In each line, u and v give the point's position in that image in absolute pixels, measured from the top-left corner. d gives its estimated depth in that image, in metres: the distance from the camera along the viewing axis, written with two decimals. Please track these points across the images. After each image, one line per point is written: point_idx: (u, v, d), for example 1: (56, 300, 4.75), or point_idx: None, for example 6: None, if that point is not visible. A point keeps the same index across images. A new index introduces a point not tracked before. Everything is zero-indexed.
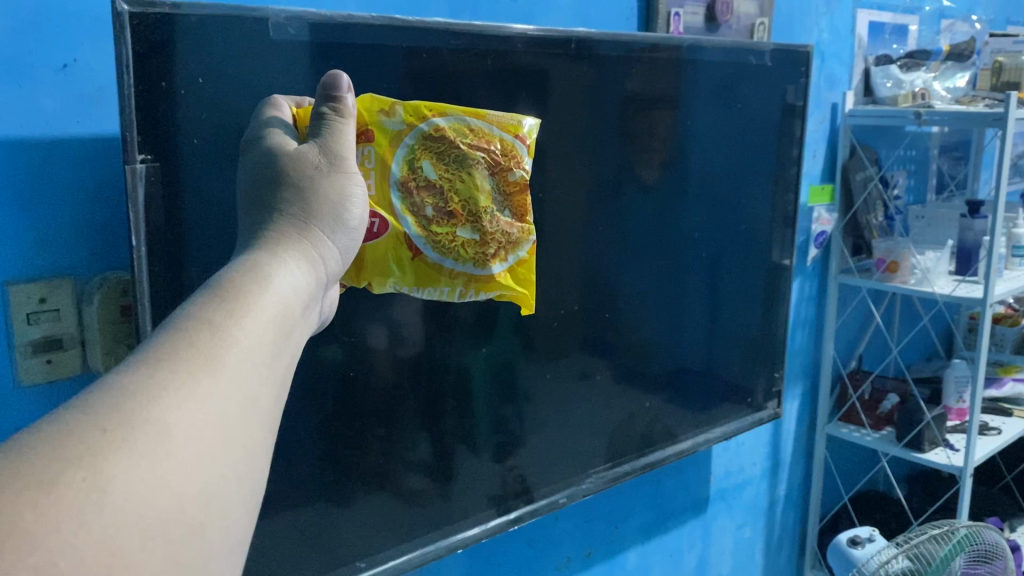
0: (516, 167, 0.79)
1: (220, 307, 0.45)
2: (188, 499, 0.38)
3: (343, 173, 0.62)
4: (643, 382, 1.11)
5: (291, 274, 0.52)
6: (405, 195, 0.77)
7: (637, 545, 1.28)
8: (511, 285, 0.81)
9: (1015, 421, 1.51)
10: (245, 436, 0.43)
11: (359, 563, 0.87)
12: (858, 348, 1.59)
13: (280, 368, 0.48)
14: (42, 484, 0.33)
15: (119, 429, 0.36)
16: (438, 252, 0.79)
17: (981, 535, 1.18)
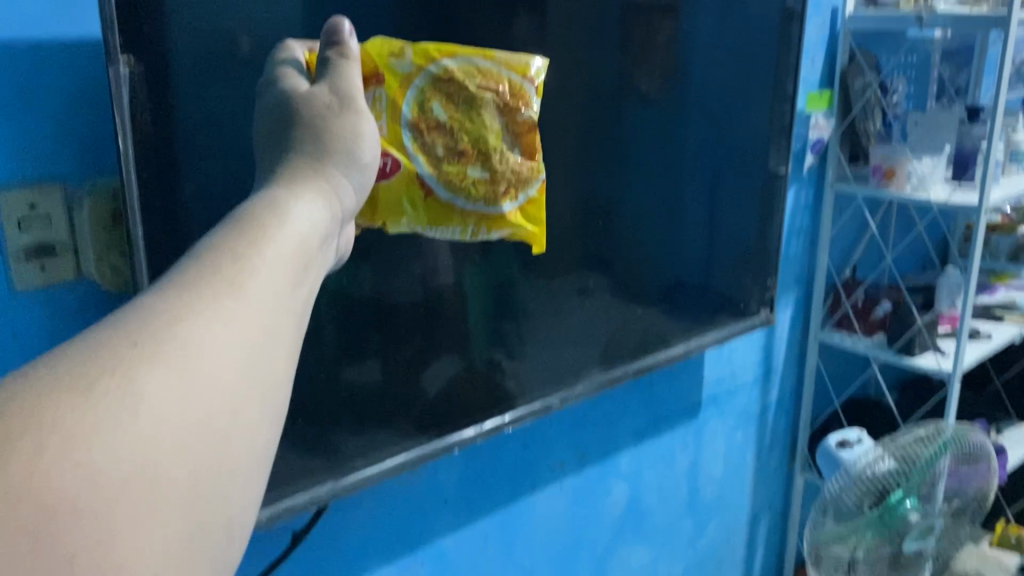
0: (525, 107, 0.78)
1: (241, 236, 0.46)
2: (217, 410, 0.39)
3: (354, 110, 0.62)
4: (640, 296, 1.12)
5: (309, 209, 0.52)
6: (417, 137, 0.76)
7: (630, 448, 1.31)
8: (522, 224, 0.79)
9: (1006, 326, 1.53)
10: (268, 355, 0.43)
11: (357, 462, 0.88)
12: (852, 257, 1.59)
13: (300, 301, 0.48)
14: (82, 388, 0.35)
15: (148, 344, 0.38)
16: (450, 190, 0.77)
17: (964, 436, 1.22)
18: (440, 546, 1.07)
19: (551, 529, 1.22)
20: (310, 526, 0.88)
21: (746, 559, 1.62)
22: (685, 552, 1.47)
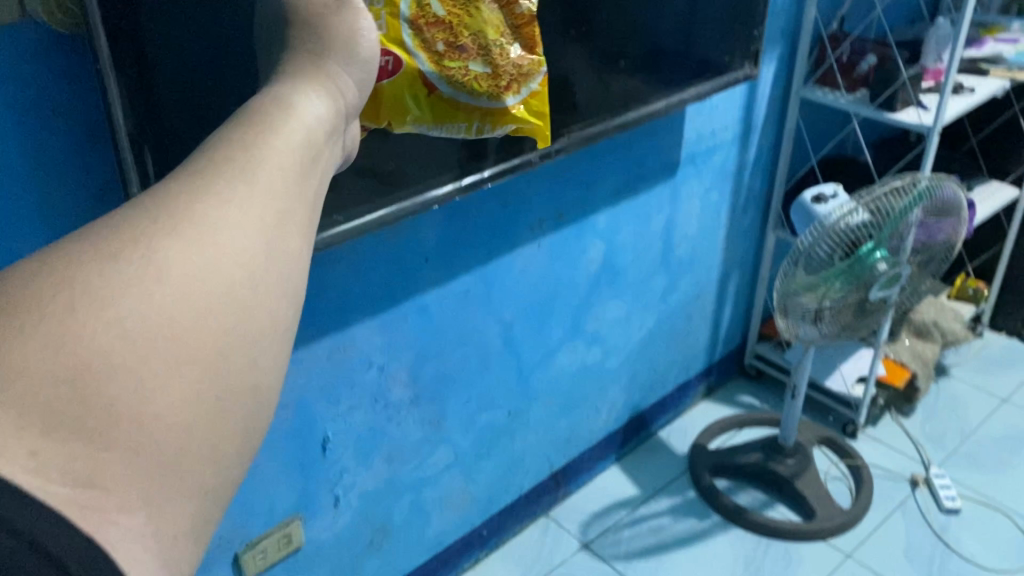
0: (521, 1, 0.80)
1: (243, 130, 0.45)
2: (238, 280, 0.39)
3: (350, 8, 0.61)
4: (622, 60, 1.08)
5: (314, 105, 0.51)
6: (418, 34, 0.77)
7: (607, 208, 1.32)
8: (522, 115, 0.84)
9: (991, 80, 1.51)
10: (283, 241, 0.42)
11: (336, 218, 0.88)
12: (842, 8, 1.53)
13: (309, 196, 0.46)
14: (105, 257, 0.35)
15: (168, 225, 0.38)
16: (451, 85, 0.80)
17: (939, 187, 1.24)
18: (423, 301, 1.10)
19: (528, 284, 1.25)
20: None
21: (714, 312, 1.71)
22: (658, 304, 1.53)
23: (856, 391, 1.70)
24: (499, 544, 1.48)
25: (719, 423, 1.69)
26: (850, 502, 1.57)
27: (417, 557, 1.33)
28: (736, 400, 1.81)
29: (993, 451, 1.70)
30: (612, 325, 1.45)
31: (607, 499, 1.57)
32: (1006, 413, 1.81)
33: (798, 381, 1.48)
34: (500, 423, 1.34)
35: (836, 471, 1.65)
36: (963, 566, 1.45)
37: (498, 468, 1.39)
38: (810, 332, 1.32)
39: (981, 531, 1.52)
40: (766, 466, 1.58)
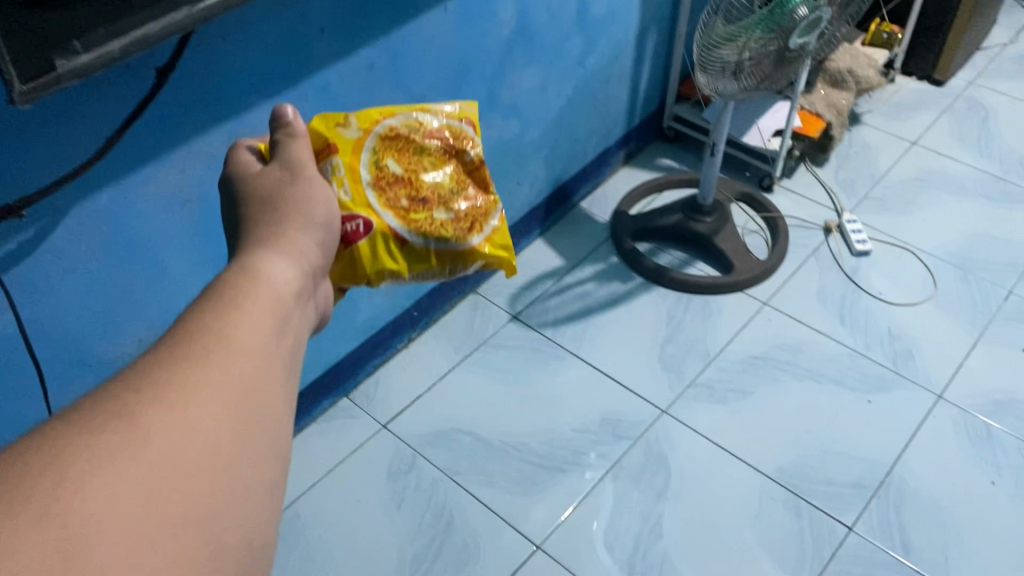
0: (469, 147, 0.76)
1: (216, 302, 0.47)
2: (221, 438, 0.40)
3: (304, 182, 0.63)
4: None
5: (285, 272, 0.53)
6: (380, 196, 0.71)
7: None
8: (495, 252, 0.75)
9: None
10: (263, 415, 0.44)
11: None
12: None
13: (285, 361, 0.48)
14: (92, 431, 0.37)
15: (154, 395, 0.40)
16: (422, 239, 0.71)
17: None
18: (325, 79, 1.02)
19: (436, 55, 1.16)
20: (175, 60, 0.82)
21: (632, 74, 1.65)
22: (575, 69, 1.47)
23: (773, 144, 1.68)
24: (430, 323, 1.49)
25: (638, 188, 1.69)
26: (766, 254, 1.61)
27: (349, 343, 1.34)
28: (656, 164, 1.81)
29: (901, 193, 1.77)
30: (529, 95, 1.40)
31: (532, 270, 1.59)
32: (914, 156, 1.86)
33: (718, 138, 1.46)
34: None
35: (754, 225, 1.68)
36: (872, 303, 1.54)
37: None
38: (730, 87, 1.29)
39: (888, 271, 1.60)
40: (686, 226, 1.60)
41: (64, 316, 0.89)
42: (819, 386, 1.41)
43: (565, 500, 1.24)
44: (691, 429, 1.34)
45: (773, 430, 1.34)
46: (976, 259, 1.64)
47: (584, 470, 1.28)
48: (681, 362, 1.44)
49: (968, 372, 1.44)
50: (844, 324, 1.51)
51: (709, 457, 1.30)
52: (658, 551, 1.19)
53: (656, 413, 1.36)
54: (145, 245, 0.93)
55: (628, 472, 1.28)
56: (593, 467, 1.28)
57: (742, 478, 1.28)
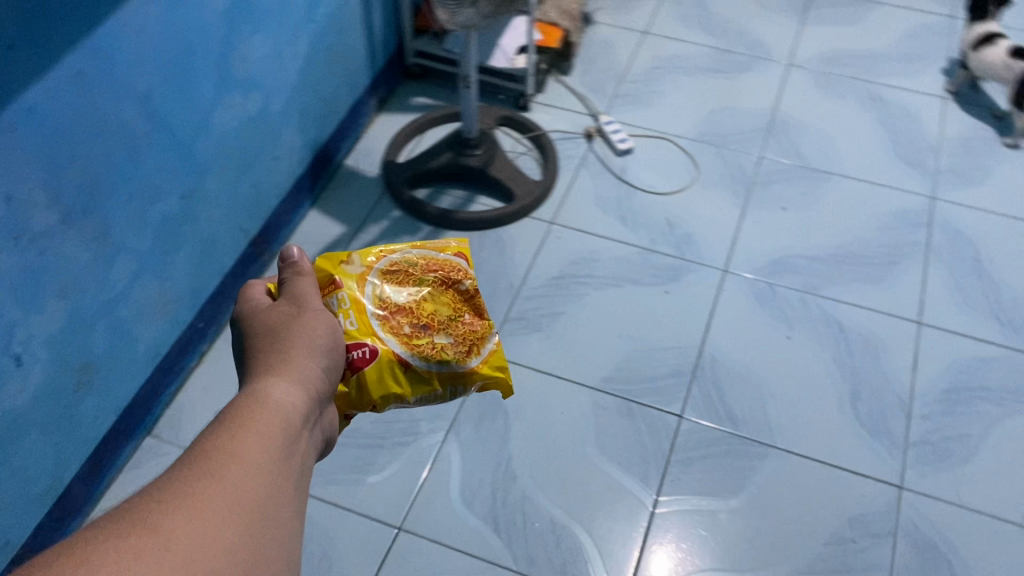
0: (466, 277, 0.74)
1: (229, 425, 0.55)
2: (234, 549, 0.47)
3: (310, 310, 0.67)
4: None
5: (290, 399, 0.60)
6: (384, 324, 0.69)
7: None
8: (494, 373, 0.71)
9: None
10: (268, 528, 0.50)
11: None
12: None
13: (292, 484, 0.54)
14: (120, 534, 0.44)
15: (178, 506, 0.47)
16: (424, 362, 0.68)
17: None
18: (32, 101, 0.87)
19: (152, 43, 1.03)
20: None
21: (363, 17, 1.57)
22: (305, 25, 1.37)
23: (519, 63, 1.68)
24: (220, 330, 1.37)
25: (399, 134, 1.63)
26: (540, 174, 1.62)
27: (138, 379, 1.20)
28: (411, 105, 1.75)
29: (645, 84, 1.83)
30: (264, 63, 1.29)
31: (314, 246, 1.50)
32: (649, 45, 1.93)
33: (468, 69, 1.43)
34: (177, 211, 1.17)
35: (522, 147, 1.68)
36: (647, 197, 1.60)
37: (193, 259, 1.24)
38: (470, 16, 1.28)
39: (652, 162, 1.67)
40: (458, 163, 1.57)
41: None
42: (621, 289, 1.45)
43: (414, 472, 1.21)
44: (515, 365, 1.34)
45: (590, 343, 1.37)
46: (725, 133, 1.74)
47: (424, 436, 1.25)
48: (490, 301, 1.43)
49: (744, 241, 1.54)
50: (627, 224, 1.55)
51: (539, 386, 1.31)
52: (516, 495, 1.19)
53: None
54: None
55: (467, 425, 1.27)
56: (431, 431, 1.26)
57: (574, 399, 1.30)
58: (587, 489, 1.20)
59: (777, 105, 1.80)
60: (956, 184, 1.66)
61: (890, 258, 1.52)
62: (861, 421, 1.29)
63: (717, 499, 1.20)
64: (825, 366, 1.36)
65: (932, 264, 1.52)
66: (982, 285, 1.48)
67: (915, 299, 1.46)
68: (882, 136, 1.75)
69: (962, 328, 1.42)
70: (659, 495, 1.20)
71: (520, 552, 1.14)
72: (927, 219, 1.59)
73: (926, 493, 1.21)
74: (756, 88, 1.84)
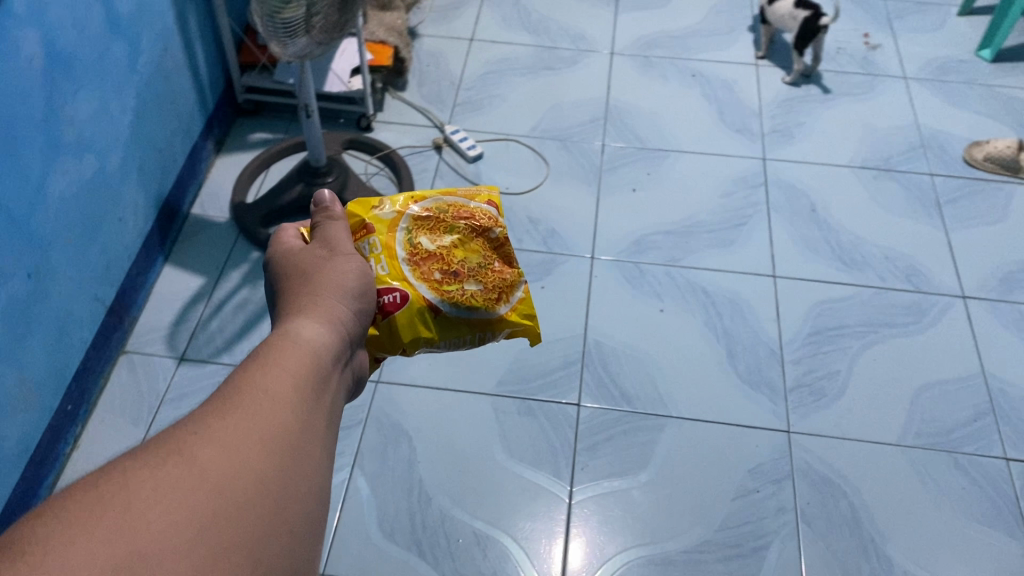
0: (495, 225, 0.74)
1: (258, 362, 0.54)
2: (266, 480, 0.46)
3: (340, 254, 0.68)
4: None
5: (318, 339, 0.59)
6: (414, 270, 0.70)
7: None
8: (521, 320, 0.73)
9: None
10: (300, 461, 0.50)
11: None
12: None
13: (320, 421, 0.54)
14: (151, 465, 0.43)
15: (210, 435, 0.46)
16: (453, 307, 0.70)
17: None
18: None
19: None
20: None
21: (187, 59, 1.52)
22: (129, 76, 1.31)
23: (355, 84, 1.66)
24: (91, 407, 1.29)
25: (243, 175, 1.59)
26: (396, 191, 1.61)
27: (10, 478, 1.11)
28: (251, 143, 1.71)
29: (481, 89, 1.86)
30: (92, 122, 1.22)
31: (176, 302, 1.44)
32: (477, 51, 1.96)
33: (308, 99, 1.40)
34: (24, 292, 1.10)
35: (373, 168, 1.67)
36: (505, 199, 1.63)
37: (49, 339, 1.17)
38: (298, 45, 1.25)
39: (502, 164, 1.70)
40: (311, 193, 1.54)
41: None
42: None
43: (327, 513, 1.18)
44: (408, 385, 1.33)
45: (478, 351, 1.38)
46: (565, 126, 1.79)
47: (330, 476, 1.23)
48: None
49: (603, 227, 1.59)
50: None
51: (436, 403, 1.31)
52: (434, 513, 1.19)
53: (370, 386, 1.33)
54: None
55: (372, 455, 1.25)
56: (337, 468, 1.23)
57: (473, 407, 1.31)
58: (502, 494, 1.21)
59: (608, 93, 1.87)
60: (781, 143, 1.78)
61: (737, 220, 1.61)
62: (742, 378, 1.36)
63: (627, 478, 1.24)
64: (700, 332, 1.43)
65: (774, 219, 1.62)
66: (821, 232, 1.60)
67: (766, 255, 1.55)
68: (707, 109, 1.85)
69: (813, 275, 1.52)
70: (572, 486, 1.23)
71: (449, 570, 1.14)
72: (762, 179, 1.70)
73: (811, 432, 1.30)
74: (586, 79, 1.90)
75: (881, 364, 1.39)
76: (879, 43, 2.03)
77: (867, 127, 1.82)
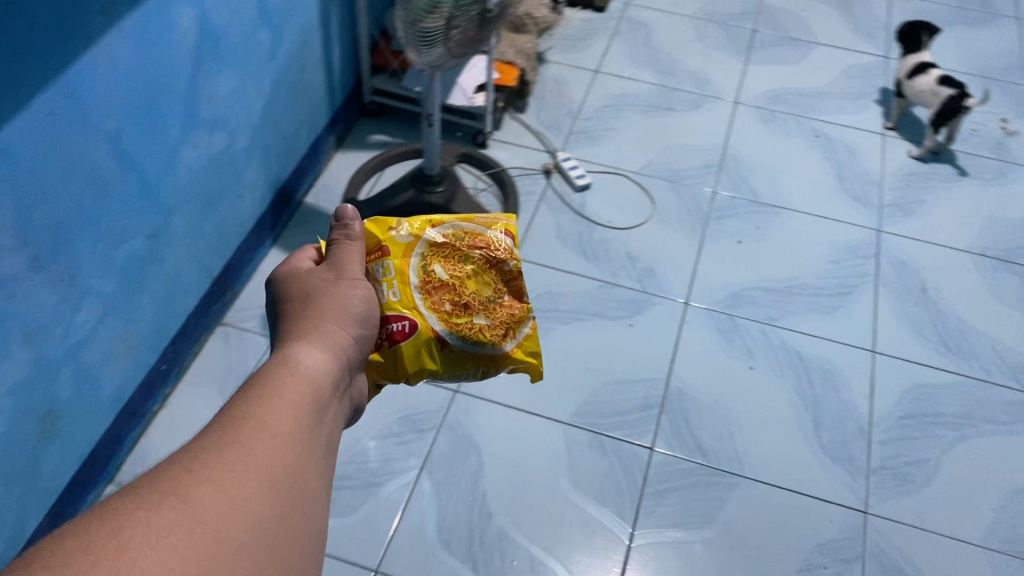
0: (510, 257, 0.74)
1: (255, 396, 0.55)
2: (260, 515, 0.47)
3: (348, 279, 0.69)
4: None
5: (317, 370, 0.60)
6: (425, 299, 0.71)
7: None
8: (527, 358, 0.73)
9: None
10: (295, 499, 0.50)
11: None
12: None
13: (316, 454, 0.55)
14: (146, 503, 0.44)
15: (205, 475, 0.47)
16: (461, 341, 0.70)
17: None
18: (5, 141, 0.85)
19: (122, 82, 1.01)
20: None
21: (323, 55, 1.57)
22: (268, 63, 1.37)
23: (478, 101, 1.70)
24: (183, 371, 1.34)
25: (359, 172, 1.63)
26: (500, 210, 1.64)
27: (100, 425, 1.16)
28: (369, 143, 1.76)
29: (599, 121, 1.87)
30: (228, 101, 1.28)
31: None
32: (600, 84, 1.97)
33: (432, 109, 1.43)
34: (143, 251, 1.15)
35: (482, 184, 1.70)
36: (607, 232, 1.63)
37: (157, 300, 1.22)
38: (434, 54, 1.28)
39: (609, 197, 1.70)
40: (421, 201, 1.57)
41: None
42: (585, 324, 1.47)
43: (387, 513, 1.20)
44: (486, 401, 1.34)
45: (558, 378, 1.38)
46: (677, 169, 1.78)
47: (396, 476, 1.24)
48: None
49: (702, 274, 1.57)
50: (589, 258, 1.58)
51: (510, 422, 1.32)
52: (493, 531, 1.19)
53: (449, 396, 1.34)
54: None
55: (440, 464, 1.26)
56: (405, 471, 1.25)
57: (545, 433, 1.31)
58: (562, 524, 1.20)
59: (727, 141, 1.85)
60: (898, 217, 1.73)
61: (842, 288, 1.57)
62: (824, 449, 1.32)
63: (692, 531, 1.21)
64: (786, 396, 1.39)
65: (881, 294, 1.57)
66: (929, 314, 1.54)
67: (868, 328, 1.51)
68: (827, 171, 1.82)
69: (914, 357, 1.47)
70: (634, 529, 1.21)
71: None
72: (874, 251, 1.65)
73: (889, 517, 1.25)
74: (705, 125, 1.89)
75: (974, 459, 1.33)
76: (1017, 131, 1.95)
77: (992, 214, 1.75)
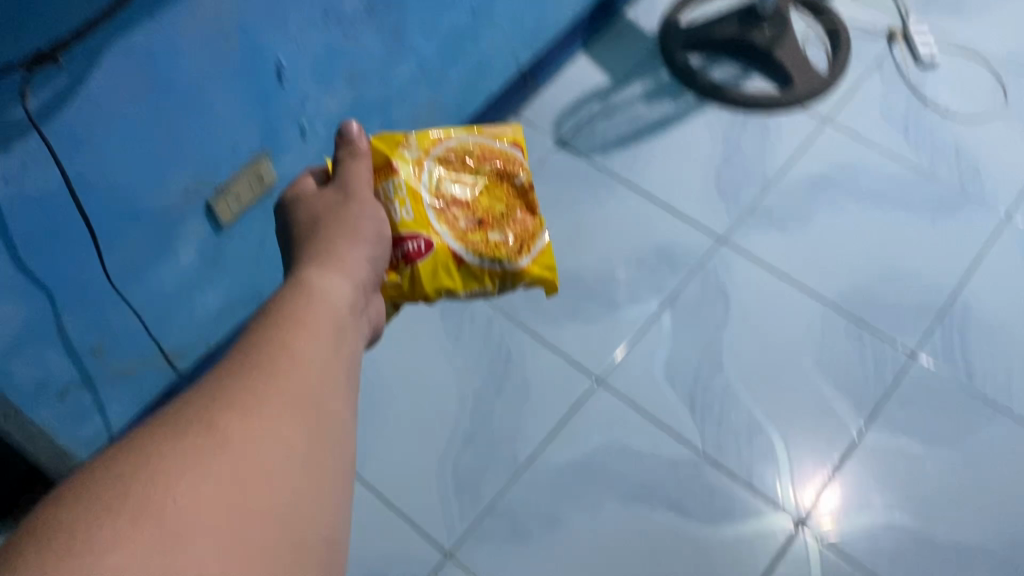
0: (519, 169, 0.72)
1: (277, 322, 0.52)
2: (295, 436, 0.45)
3: (359, 198, 0.65)
4: None
5: (337, 296, 0.57)
6: (439, 216, 0.68)
7: None
8: (542, 272, 0.70)
9: None
10: (326, 420, 0.47)
11: None
12: None
13: (343, 373, 0.52)
14: (172, 435, 0.41)
15: (230, 404, 0.44)
16: (477, 257, 0.67)
17: None
18: None
19: None
20: None
21: None
22: None
23: None
24: None
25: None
26: (824, 70, 1.51)
27: None
28: None
29: None
30: None
31: (577, 90, 1.50)
32: None
33: None
34: (464, 24, 1.19)
35: (813, 33, 1.56)
36: (938, 118, 1.46)
37: (467, 70, 1.27)
38: None
39: (954, 79, 1.51)
40: (746, 37, 1.48)
41: (117, 170, 0.82)
42: (883, 209, 1.35)
43: (623, 333, 1.23)
44: (750, 256, 1.30)
45: (833, 257, 1.30)
46: None
47: (641, 303, 1.25)
48: (739, 186, 1.38)
49: None
50: (909, 138, 1.43)
51: (770, 283, 1.27)
52: (720, 382, 1.18)
53: (714, 242, 1.31)
54: (185, 87, 0.83)
55: (687, 304, 1.25)
56: (651, 299, 1.26)
57: (804, 305, 1.25)
58: (793, 398, 1.16)
59: None
60: None
61: None
62: None
63: (931, 446, 1.13)
64: None
65: None
66: None
67: None
68: None
69: None
70: (868, 424, 1.14)
71: (710, 437, 1.13)
72: None
73: None
74: None
75: None
76: None
77: None
